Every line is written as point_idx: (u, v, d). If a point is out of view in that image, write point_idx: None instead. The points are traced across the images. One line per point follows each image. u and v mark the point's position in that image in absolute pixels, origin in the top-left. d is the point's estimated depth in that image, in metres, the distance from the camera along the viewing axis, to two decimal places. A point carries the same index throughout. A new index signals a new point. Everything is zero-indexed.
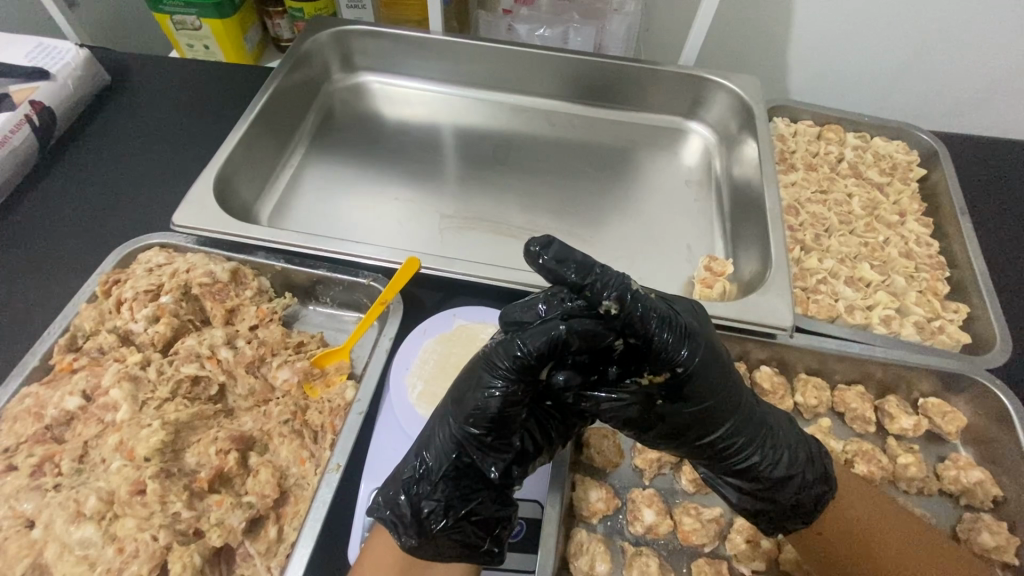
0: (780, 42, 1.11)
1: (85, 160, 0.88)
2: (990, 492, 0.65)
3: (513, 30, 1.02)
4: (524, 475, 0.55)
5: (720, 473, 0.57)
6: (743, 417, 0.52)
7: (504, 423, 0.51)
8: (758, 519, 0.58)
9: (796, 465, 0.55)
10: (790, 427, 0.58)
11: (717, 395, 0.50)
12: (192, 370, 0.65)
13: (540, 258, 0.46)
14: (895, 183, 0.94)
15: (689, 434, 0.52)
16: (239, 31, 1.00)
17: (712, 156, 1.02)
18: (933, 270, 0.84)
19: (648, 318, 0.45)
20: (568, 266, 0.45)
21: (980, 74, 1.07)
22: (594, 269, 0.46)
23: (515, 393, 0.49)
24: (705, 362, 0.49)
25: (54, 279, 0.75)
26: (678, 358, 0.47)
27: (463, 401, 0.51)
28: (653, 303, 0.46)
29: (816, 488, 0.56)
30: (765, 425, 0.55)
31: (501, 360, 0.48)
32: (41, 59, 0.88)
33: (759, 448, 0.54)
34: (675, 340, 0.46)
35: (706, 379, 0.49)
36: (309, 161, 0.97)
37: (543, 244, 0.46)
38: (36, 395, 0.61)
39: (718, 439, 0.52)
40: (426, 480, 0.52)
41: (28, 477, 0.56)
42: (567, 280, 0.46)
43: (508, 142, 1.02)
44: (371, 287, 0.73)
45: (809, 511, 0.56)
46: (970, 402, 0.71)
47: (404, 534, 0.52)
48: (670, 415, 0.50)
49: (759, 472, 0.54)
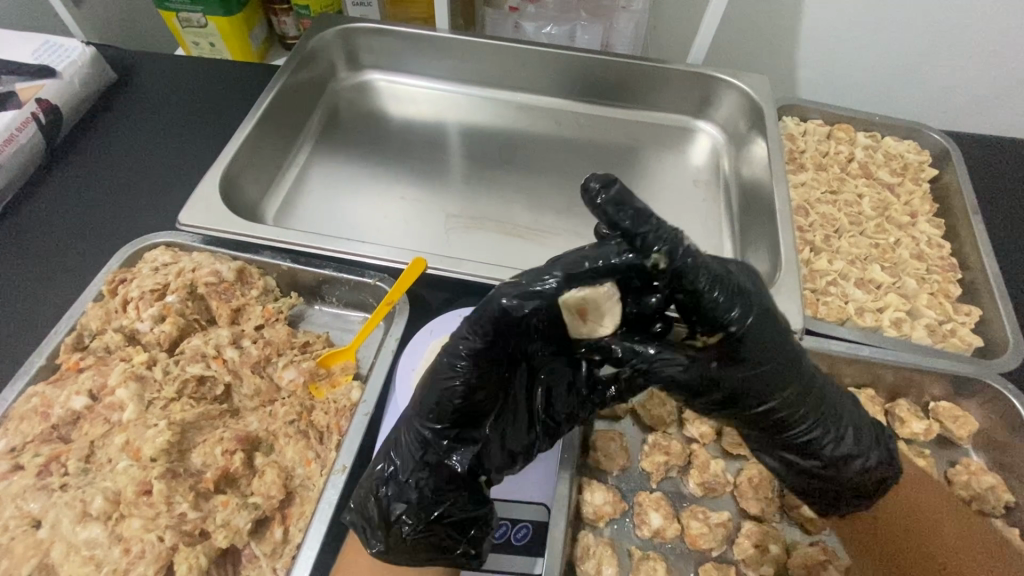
0: (788, 41, 1.09)
1: (91, 158, 0.88)
2: (1001, 497, 0.65)
3: (519, 28, 1.01)
4: (499, 469, 0.52)
5: (777, 447, 0.54)
6: (802, 385, 0.49)
7: (470, 417, 0.49)
8: (812, 498, 0.58)
9: (858, 445, 0.53)
10: (847, 398, 0.55)
11: (773, 360, 0.47)
12: (198, 370, 0.65)
13: (599, 197, 0.43)
14: (906, 184, 0.93)
15: (747, 402, 0.48)
16: (245, 28, 1.00)
17: (720, 156, 1.01)
18: (945, 273, 0.83)
19: (699, 273, 0.43)
20: (624, 212, 0.43)
21: (995, 72, 1.05)
22: (648, 219, 0.43)
23: (483, 385, 0.47)
24: (761, 323, 0.45)
25: (61, 278, 0.75)
26: (730, 318, 0.44)
27: (426, 398, 0.49)
28: (704, 260, 0.44)
29: (880, 469, 0.54)
30: (827, 399, 0.51)
31: (472, 346, 0.46)
32: (47, 58, 0.88)
33: (821, 420, 0.51)
34: (726, 298, 0.44)
35: (762, 342, 0.46)
36: (315, 160, 0.97)
37: (604, 182, 0.44)
38: (42, 394, 0.61)
39: (777, 408, 0.48)
40: (391, 482, 0.52)
41: (35, 477, 0.56)
42: (621, 227, 0.43)
43: (514, 141, 1.02)
44: (377, 287, 0.72)
45: (867, 492, 0.55)
46: (983, 406, 0.70)
47: (374, 540, 0.52)
48: (724, 382, 0.47)
49: (821, 450, 0.52)
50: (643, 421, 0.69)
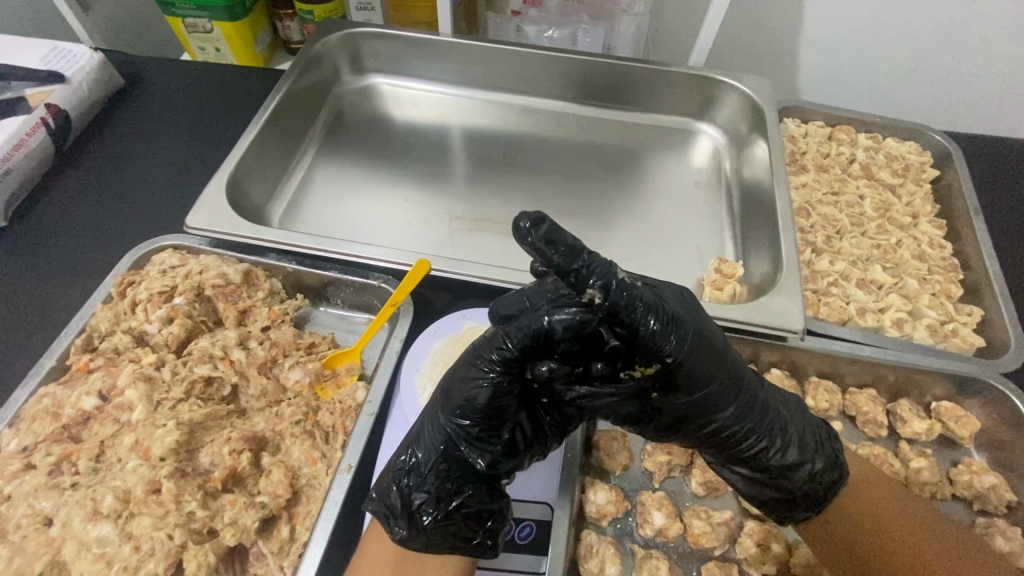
0: (790, 44, 1.10)
1: (98, 162, 0.89)
2: (1004, 497, 0.65)
3: (521, 31, 1.02)
4: (514, 469, 0.55)
5: (727, 463, 0.56)
6: (744, 404, 0.51)
7: (494, 413, 0.52)
8: (767, 508, 0.57)
9: (804, 452, 0.54)
10: (787, 404, 0.57)
11: (710, 384, 0.49)
12: (206, 371, 0.65)
13: (528, 237, 0.42)
14: (908, 185, 0.94)
15: (690, 424, 0.52)
16: (250, 34, 1.01)
17: (722, 158, 1.02)
18: (946, 273, 0.83)
19: (634, 307, 0.45)
20: (557, 249, 0.43)
21: (995, 74, 1.06)
22: (581, 255, 0.44)
23: (503, 383, 0.50)
24: (694, 349, 0.48)
25: (70, 281, 0.76)
26: (666, 348, 0.46)
27: (451, 395, 0.52)
28: (638, 291, 0.45)
29: (828, 475, 0.55)
30: (772, 412, 0.54)
31: (496, 352, 0.49)
32: (55, 64, 0.89)
33: (766, 434, 0.53)
34: (661, 328, 0.45)
35: (699, 368, 0.48)
36: (319, 163, 0.98)
37: (535, 220, 0.42)
38: (54, 394, 0.62)
39: (720, 427, 0.52)
40: (416, 472, 0.53)
41: (46, 476, 0.57)
42: (553, 263, 0.43)
43: (516, 144, 1.02)
44: (381, 288, 0.73)
45: (818, 498, 0.56)
46: (984, 406, 0.70)
47: (396, 526, 0.51)
48: (666, 407, 0.50)
49: (767, 462, 0.54)
50: None
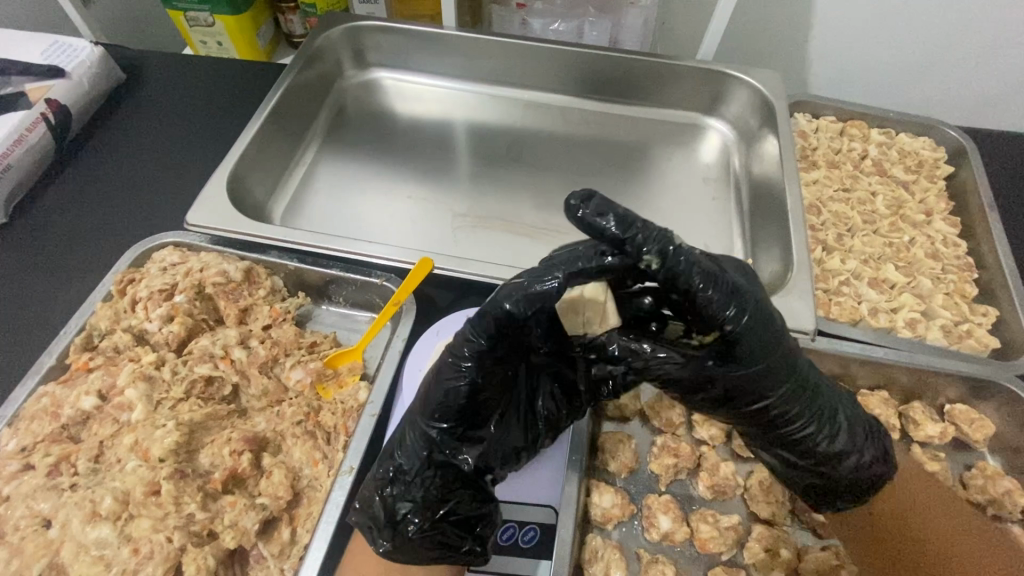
0: (800, 38, 1.08)
1: (99, 158, 0.88)
2: (1019, 502, 0.64)
3: (526, 25, 1.00)
4: (499, 467, 0.54)
5: (771, 445, 0.56)
6: (796, 384, 0.50)
7: (472, 412, 0.50)
8: (806, 492, 0.59)
9: (851, 441, 0.55)
10: (842, 396, 0.56)
11: (770, 360, 0.48)
12: (206, 370, 0.65)
13: (579, 211, 0.46)
14: (922, 181, 0.92)
15: (740, 400, 0.50)
16: (252, 27, 1.00)
17: (730, 153, 1.00)
18: (960, 272, 0.81)
19: (692, 276, 0.44)
20: (608, 219, 0.45)
21: (1011, 68, 1.03)
22: (635, 224, 0.45)
23: (480, 381, 0.49)
24: (758, 326, 0.46)
25: (70, 278, 0.75)
26: (725, 317, 0.45)
27: (429, 397, 0.50)
28: (700, 260, 0.45)
29: (876, 465, 0.55)
30: (823, 396, 0.53)
31: (468, 345, 0.48)
32: (56, 58, 0.88)
33: (816, 417, 0.53)
34: (721, 297, 0.45)
35: (759, 342, 0.47)
36: (322, 159, 0.97)
37: (583, 199, 0.46)
38: (53, 393, 0.62)
39: (772, 405, 0.51)
40: (399, 481, 0.51)
41: (45, 477, 0.57)
42: (605, 233, 0.45)
43: (521, 139, 1.01)
44: (383, 287, 0.72)
45: (864, 489, 0.56)
46: (999, 409, 0.68)
47: (380, 539, 0.51)
48: (721, 380, 0.48)
49: (814, 444, 0.53)
50: (652, 422, 0.68)
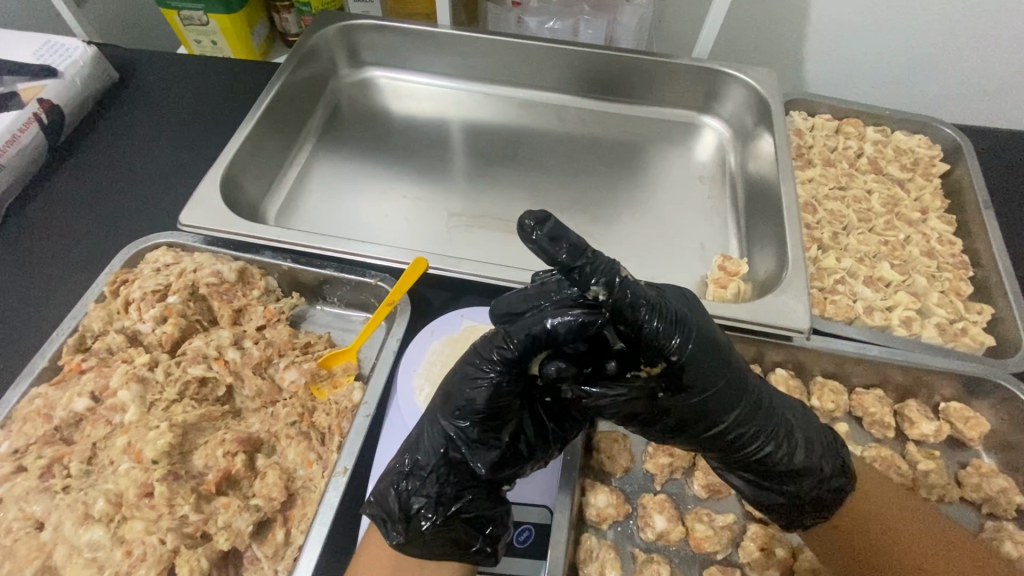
0: (796, 36, 1.08)
1: (92, 159, 0.88)
2: (1013, 500, 0.64)
3: (522, 23, 0.99)
4: (514, 474, 0.53)
5: (732, 467, 0.55)
6: (750, 404, 0.50)
7: (495, 415, 0.50)
8: (774, 513, 0.57)
9: (811, 457, 0.54)
10: (791, 406, 0.56)
11: (718, 383, 0.48)
12: (200, 371, 0.64)
13: (533, 235, 0.43)
14: (917, 179, 0.92)
15: (694, 427, 0.50)
16: (247, 26, 0.99)
17: (726, 151, 1.00)
18: (956, 270, 0.81)
19: (637, 307, 0.44)
20: (560, 247, 0.43)
21: (1006, 66, 1.03)
22: (586, 253, 0.44)
23: (504, 384, 0.49)
24: (701, 350, 0.47)
25: (63, 280, 0.75)
26: (671, 346, 0.45)
27: (452, 396, 0.51)
28: (644, 290, 0.45)
29: (835, 480, 0.54)
30: (777, 416, 0.52)
31: (495, 348, 0.48)
32: (49, 58, 0.88)
33: (772, 436, 0.52)
34: (666, 327, 0.45)
35: (706, 367, 0.47)
36: (316, 158, 0.96)
37: (539, 220, 0.42)
38: (45, 395, 0.61)
39: (727, 428, 0.50)
40: (416, 476, 0.52)
41: (38, 479, 0.56)
42: (558, 261, 0.43)
43: (516, 137, 1.01)
44: (378, 287, 0.72)
45: (828, 503, 0.55)
46: (994, 407, 0.68)
47: (392, 530, 0.51)
48: (673, 408, 0.49)
49: (773, 464, 0.53)
50: None
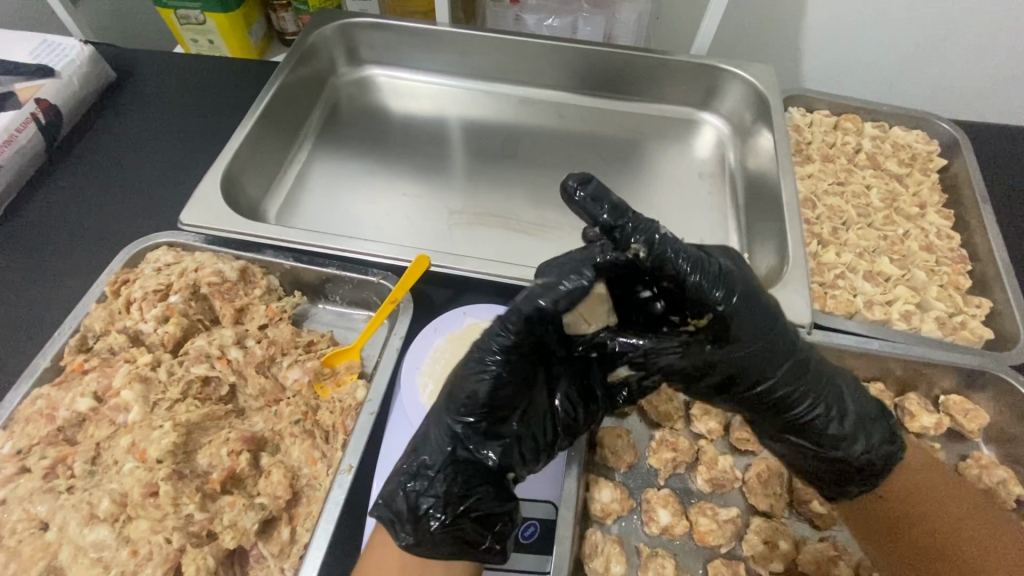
0: (793, 33, 1.08)
1: (90, 159, 0.87)
2: (1013, 491, 0.64)
3: (520, 20, 0.98)
4: (523, 468, 0.54)
5: (781, 429, 0.58)
6: (795, 364, 0.53)
7: (498, 408, 0.52)
8: (822, 479, 0.60)
9: (855, 420, 0.56)
10: (846, 379, 0.58)
11: (759, 342, 0.51)
12: (203, 371, 0.64)
13: (576, 194, 0.47)
14: (915, 174, 0.92)
15: (740, 382, 0.53)
16: (244, 25, 0.99)
17: (725, 147, 1.00)
18: (954, 264, 0.82)
19: (678, 261, 0.47)
20: (602, 205, 0.47)
21: (1002, 61, 1.04)
22: (626, 213, 0.47)
23: (505, 377, 0.51)
24: (746, 306, 0.50)
25: (63, 280, 0.75)
26: (715, 299, 0.48)
27: (455, 393, 0.52)
28: (684, 248, 0.47)
29: (884, 449, 0.57)
30: (825, 379, 0.55)
31: (495, 340, 0.50)
32: (45, 57, 0.87)
33: (818, 398, 0.55)
34: (708, 281, 0.48)
35: (750, 324, 0.50)
36: (316, 157, 0.96)
37: (582, 180, 0.47)
38: (48, 396, 0.61)
39: (772, 386, 0.53)
40: (424, 475, 0.51)
41: (41, 479, 0.56)
42: (598, 220, 0.47)
43: (516, 135, 1.01)
44: (380, 285, 0.72)
45: (877, 470, 0.57)
46: (993, 399, 0.69)
47: (401, 531, 0.50)
48: (721, 364, 0.52)
49: (818, 424, 0.55)
50: (649, 416, 0.68)
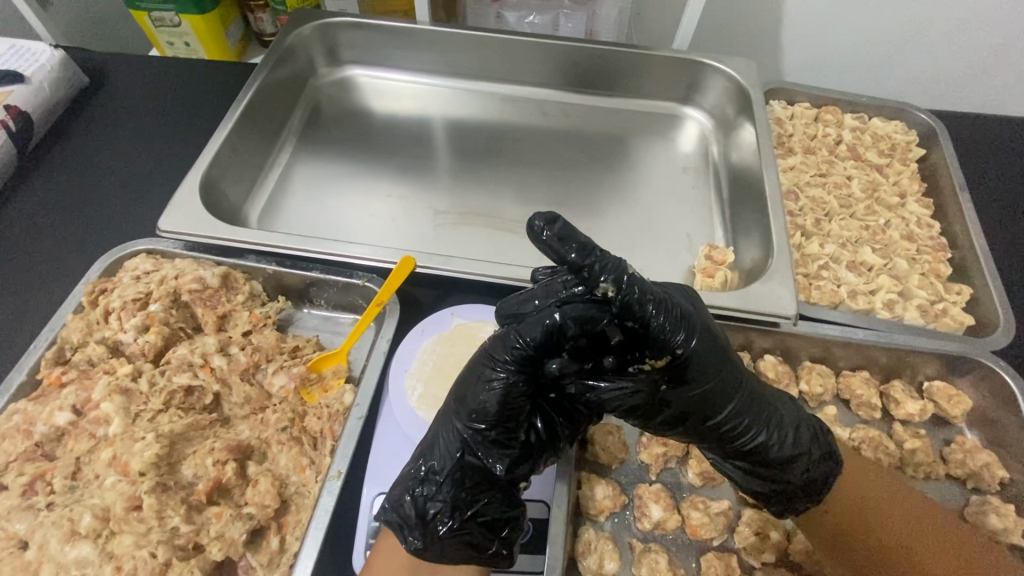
0: (773, 27, 1.09)
1: (64, 166, 0.85)
2: (996, 474, 0.65)
3: (502, 18, 0.99)
4: (530, 472, 0.54)
5: (729, 457, 0.56)
6: (746, 396, 0.52)
7: (509, 416, 0.51)
8: (766, 499, 0.57)
9: (802, 443, 0.54)
10: (786, 400, 0.57)
11: (714, 377, 0.49)
12: (185, 380, 0.63)
13: (544, 234, 0.44)
14: (895, 164, 0.93)
15: (693, 417, 0.51)
16: (221, 26, 0.97)
17: (709, 141, 1.00)
18: (935, 252, 0.83)
19: (645, 302, 0.46)
20: (570, 246, 0.44)
21: (976, 51, 1.06)
22: (595, 251, 0.45)
23: (518, 383, 0.50)
24: (704, 343, 0.49)
25: (38, 291, 0.73)
26: (676, 341, 0.47)
27: (466, 399, 0.51)
28: (649, 288, 0.46)
29: (825, 466, 0.55)
30: (772, 407, 0.54)
31: (513, 349, 0.49)
32: (14, 62, 0.85)
33: (766, 427, 0.53)
34: (672, 322, 0.46)
35: (705, 362, 0.49)
36: (297, 159, 0.95)
37: (548, 220, 0.44)
38: (24, 411, 0.60)
39: (723, 420, 0.51)
40: (432, 481, 0.51)
41: (19, 497, 0.55)
42: (566, 260, 0.45)
43: (501, 133, 1.00)
44: (365, 288, 0.71)
45: (820, 489, 0.55)
46: (975, 384, 0.70)
47: (409, 536, 0.50)
48: (672, 400, 0.50)
49: (770, 455, 0.53)
50: None
